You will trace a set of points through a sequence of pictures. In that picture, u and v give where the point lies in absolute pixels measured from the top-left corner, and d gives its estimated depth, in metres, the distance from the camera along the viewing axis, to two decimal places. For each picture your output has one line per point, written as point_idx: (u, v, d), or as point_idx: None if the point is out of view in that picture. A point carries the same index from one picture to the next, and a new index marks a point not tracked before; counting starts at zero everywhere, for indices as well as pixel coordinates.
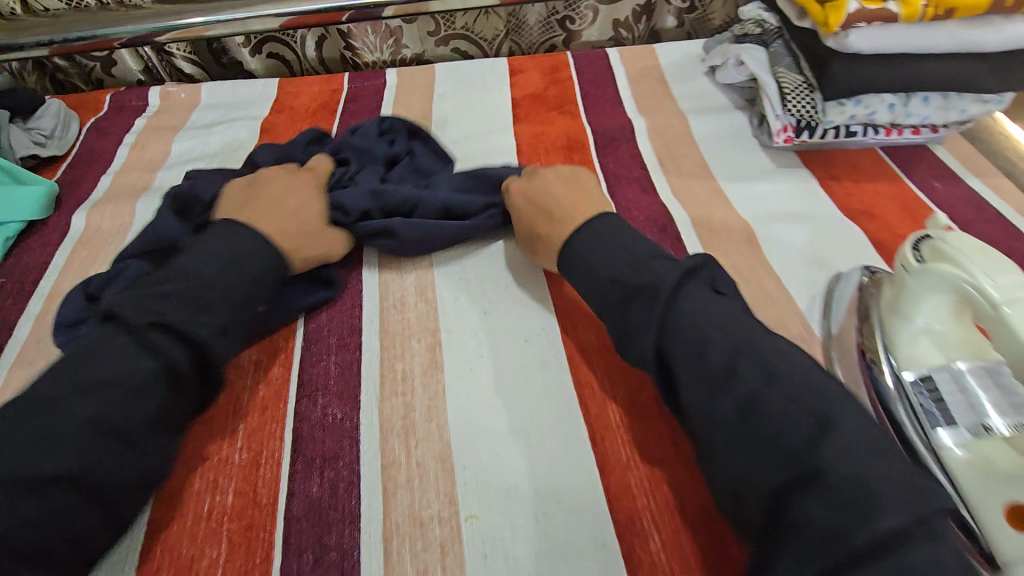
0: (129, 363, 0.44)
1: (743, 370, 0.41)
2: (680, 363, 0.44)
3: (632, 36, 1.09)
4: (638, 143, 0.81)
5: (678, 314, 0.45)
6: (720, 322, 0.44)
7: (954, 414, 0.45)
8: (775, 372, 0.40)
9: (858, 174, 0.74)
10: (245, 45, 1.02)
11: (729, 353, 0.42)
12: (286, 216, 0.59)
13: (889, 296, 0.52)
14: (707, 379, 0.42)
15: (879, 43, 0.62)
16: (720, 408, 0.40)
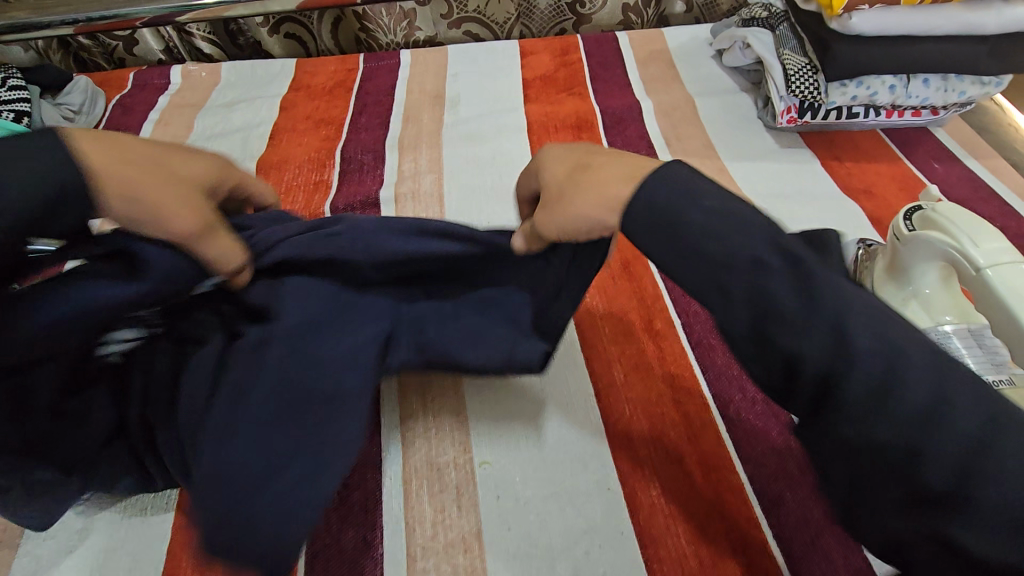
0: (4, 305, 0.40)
1: (912, 382, 0.28)
2: (812, 382, 0.29)
3: (642, 21, 1.11)
4: (646, 124, 0.83)
5: (824, 309, 0.30)
6: (871, 319, 0.30)
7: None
8: (943, 378, 0.28)
9: (859, 154, 0.76)
10: (263, 25, 1.05)
11: (888, 362, 0.29)
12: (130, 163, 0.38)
13: (881, 266, 0.55)
14: (858, 405, 0.28)
15: (882, 26, 0.65)
16: (870, 441, 0.28)
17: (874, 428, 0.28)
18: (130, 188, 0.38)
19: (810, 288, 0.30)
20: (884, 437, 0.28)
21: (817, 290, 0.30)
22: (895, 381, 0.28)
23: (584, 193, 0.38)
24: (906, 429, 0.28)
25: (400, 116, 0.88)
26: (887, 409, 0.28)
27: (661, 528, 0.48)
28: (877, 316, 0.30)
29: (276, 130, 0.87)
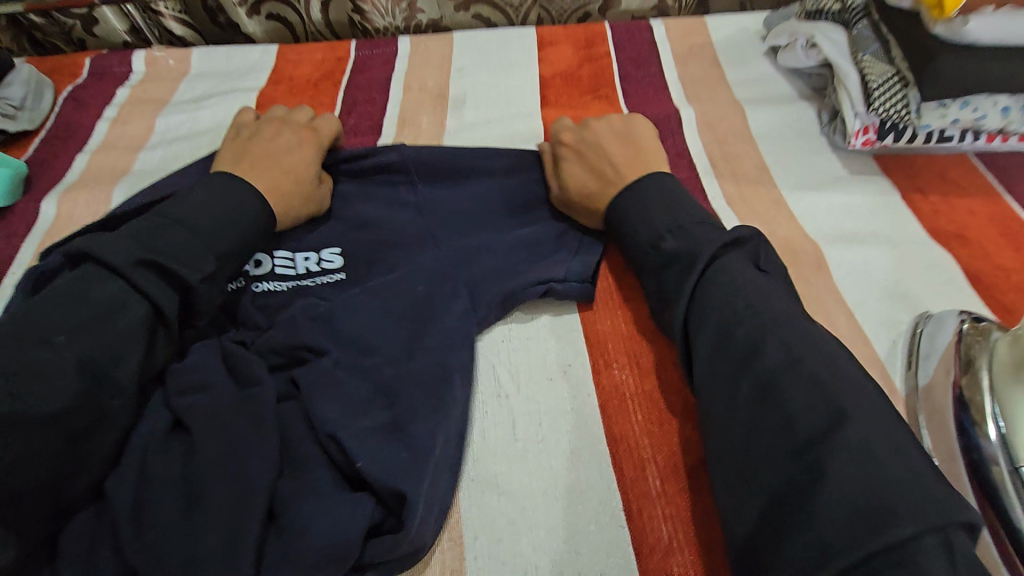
0: (117, 306, 0.43)
1: (770, 345, 0.38)
2: (706, 341, 0.41)
3: (679, 6, 0.96)
4: (686, 137, 0.70)
5: (719, 284, 0.43)
6: (757, 304, 0.41)
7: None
8: (796, 351, 0.37)
9: (947, 186, 0.63)
10: (242, 5, 0.91)
11: (754, 331, 0.39)
12: (275, 172, 0.57)
13: (1009, 352, 0.45)
14: (733, 355, 0.39)
15: (1004, 36, 0.51)
16: (734, 386, 0.38)
17: (739, 374, 0.38)
18: (265, 182, 0.56)
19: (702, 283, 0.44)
20: (746, 383, 0.38)
21: (716, 264, 0.45)
22: (756, 345, 0.39)
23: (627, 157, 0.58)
24: (762, 375, 0.37)
25: (394, 119, 0.75)
26: (750, 362, 0.38)
27: None
28: (766, 306, 0.41)
29: None
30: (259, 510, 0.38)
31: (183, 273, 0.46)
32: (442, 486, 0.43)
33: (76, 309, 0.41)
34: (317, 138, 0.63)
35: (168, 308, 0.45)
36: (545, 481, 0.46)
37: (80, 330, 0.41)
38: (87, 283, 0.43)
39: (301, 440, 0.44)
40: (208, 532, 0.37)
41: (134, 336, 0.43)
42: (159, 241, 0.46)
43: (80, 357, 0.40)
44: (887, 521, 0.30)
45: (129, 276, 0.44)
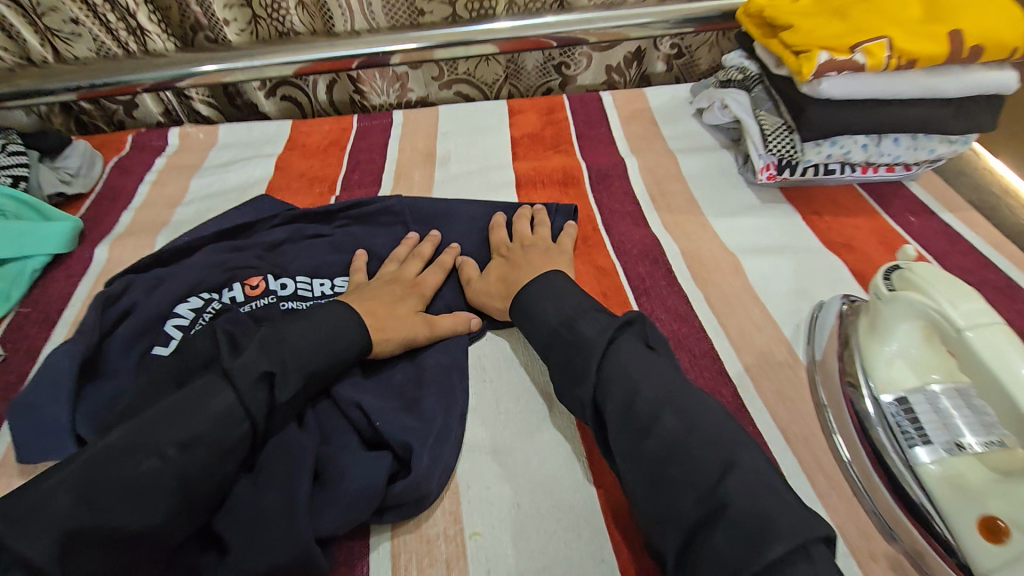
0: (227, 423, 0.45)
1: (665, 415, 0.47)
2: (614, 413, 0.48)
3: (624, 80, 1.18)
4: (631, 180, 0.86)
5: (616, 362, 0.51)
6: (662, 380, 0.49)
7: (931, 434, 0.49)
8: (692, 417, 0.46)
9: (837, 209, 0.79)
10: (261, 89, 1.09)
11: (655, 403, 0.48)
12: (376, 302, 0.62)
13: (864, 323, 0.56)
14: (635, 426, 0.47)
15: (851, 92, 0.68)
16: (643, 450, 0.46)
17: (642, 442, 0.46)
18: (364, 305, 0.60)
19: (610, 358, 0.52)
20: (651, 448, 0.45)
21: (615, 346, 0.53)
22: (656, 413, 0.47)
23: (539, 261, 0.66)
24: (663, 444, 0.45)
25: (392, 174, 0.90)
26: (652, 431, 0.46)
27: None
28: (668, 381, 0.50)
29: (270, 190, 0.89)
30: (305, 474, 0.48)
31: (277, 394, 0.49)
32: (443, 449, 0.54)
33: (188, 421, 0.44)
34: (419, 287, 0.67)
35: (261, 427, 0.47)
36: (525, 442, 0.57)
37: (192, 445, 0.43)
38: (204, 395, 0.45)
39: (326, 417, 0.55)
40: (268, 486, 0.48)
41: (234, 453, 0.45)
42: (270, 355, 0.50)
43: (185, 471, 0.42)
44: (764, 539, 0.38)
45: (245, 395, 0.47)
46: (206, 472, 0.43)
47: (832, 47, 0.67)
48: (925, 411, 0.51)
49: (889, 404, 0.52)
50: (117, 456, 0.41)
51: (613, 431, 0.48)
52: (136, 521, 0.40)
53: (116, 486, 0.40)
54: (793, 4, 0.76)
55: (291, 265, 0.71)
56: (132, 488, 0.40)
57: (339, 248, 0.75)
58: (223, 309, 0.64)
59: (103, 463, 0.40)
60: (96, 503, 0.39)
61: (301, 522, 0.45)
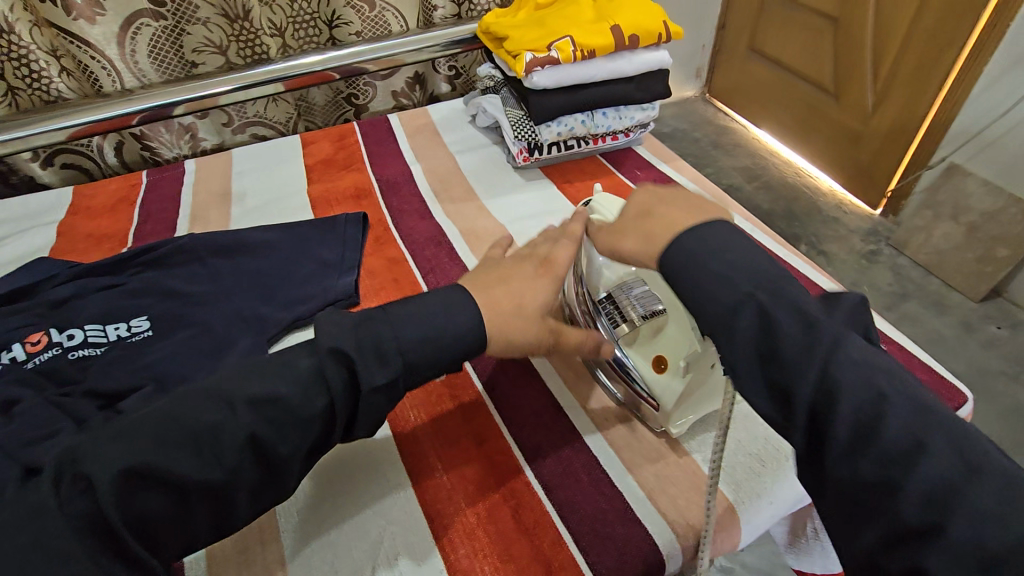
0: (305, 397, 0.45)
1: (929, 442, 0.38)
2: (848, 433, 0.39)
3: (413, 102, 1.31)
4: (417, 183, 0.97)
5: (845, 361, 0.42)
6: (908, 399, 0.40)
7: (625, 312, 0.61)
8: (971, 454, 0.38)
9: (584, 175, 0.97)
10: (34, 160, 1.05)
11: (911, 429, 0.39)
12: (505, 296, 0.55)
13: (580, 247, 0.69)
14: (884, 459, 0.38)
15: (558, 80, 0.85)
16: (898, 488, 0.37)
17: (902, 476, 0.38)
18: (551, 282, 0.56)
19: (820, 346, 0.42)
20: (908, 487, 0.37)
21: (848, 345, 0.43)
22: (919, 444, 0.38)
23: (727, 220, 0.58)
24: (925, 475, 0.37)
25: (187, 217, 0.92)
26: (914, 466, 0.38)
27: (446, 500, 0.54)
28: (910, 391, 0.41)
29: (54, 255, 0.87)
30: None
31: (362, 378, 0.46)
32: None
33: (265, 380, 0.46)
34: (551, 266, 0.59)
35: (339, 408, 0.46)
36: None
37: (261, 407, 0.44)
38: (291, 361, 0.47)
39: None
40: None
41: (309, 427, 0.45)
42: (365, 340, 0.48)
43: (258, 431, 0.44)
44: None
45: (325, 367, 0.46)
46: (275, 438, 0.44)
47: (534, 48, 0.84)
48: (620, 293, 0.62)
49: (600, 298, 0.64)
50: (199, 400, 0.45)
51: (845, 465, 0.39)
52: (197, 471, 0.42)
53: (197, 428, 0.43)
54: (510, 22, 0.93)
55: (78, 316, 0.71)
56: (206, 437, 0.43)
57: (133, 290, 0.76)
58: (4, 367, 0.64)
59: (185, 408, 0.44)
60: (170, 444, 0.42)
61: (227, 519, 0.45)
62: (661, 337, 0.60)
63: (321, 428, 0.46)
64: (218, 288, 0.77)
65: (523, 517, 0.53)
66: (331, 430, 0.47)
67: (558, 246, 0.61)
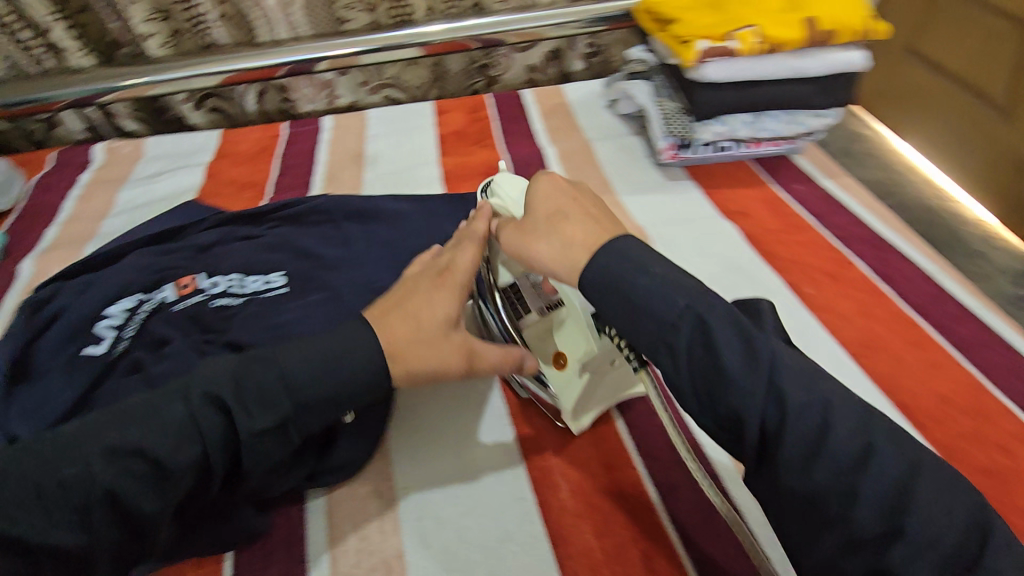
0: (168, 447, 0.40)
1: (881, 445, 0.36)
2: (796, 447, 0.37)
3: (546, 78, 1.25)
4: (550, 167, 0.92)
5: (786, 371, 0.39)
6: (857, 411, 0.38)
7: (529, 304, 0.57)
8: (907, 449, 0.37)
9: (734, 181, 0.87)
10: (187, 101, 1.10)
11: (856, 429, 0.37)
12: (403, 322, 0.47)
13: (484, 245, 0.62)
14: (840, 465, 0.36)
15: (730, 74, 0.76)
16: (852, 493, 0.35)
17: (857, 480, 0.36)
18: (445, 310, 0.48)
19: (758, 361, 0.39)
20: (864, 491, 0.35)
21: (778, 354, 0.40)
22: (867, 449, 0.36)
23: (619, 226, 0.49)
24: (877, 481, 0.36)
25: (322, 175, 0.93)
26: (867, 470, 0.36)
27: (571, 524, 0.51)
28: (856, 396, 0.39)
29: (201, 197, 0.90)
30: None
31: (239, 421, 0.42)
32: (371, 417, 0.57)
33: (135, 430, 0.41)
34: (454, 274, 0.50)
35: (214, 460, 0.42)
36: (450, 404, 0.60)
37: (117, 461, 0.40)
38: (156, 407, 0.42)
39: None
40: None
41: (174, 483, 0.41)
42: (243, 377, 0.43)
43: (115, 490, 0.39)
44: None
45: (196, 413, 0.41)
46: (138, 495, 0.40)
47: (710, 35, 0.75)
48: (524, 283, 0.58)
49: (502, 291, 0.58)
50: (62, 452, 0.40)
51: (796, 477, 0.37)
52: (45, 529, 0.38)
53: (59, 480, 0.39)
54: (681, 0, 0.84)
55: (222, 263, 0.73)
56: (56, 495, 0.39)
57: (272, 245, 0.77)
58: (155, 309, 0.65)
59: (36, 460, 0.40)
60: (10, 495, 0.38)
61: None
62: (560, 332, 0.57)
63: (194, 479, 0.41)
64: (353, 254, 0.77)
65: (654, 564, 0.48)
66: (208, 479, 0.42)
67: (460, 253, 0.52)
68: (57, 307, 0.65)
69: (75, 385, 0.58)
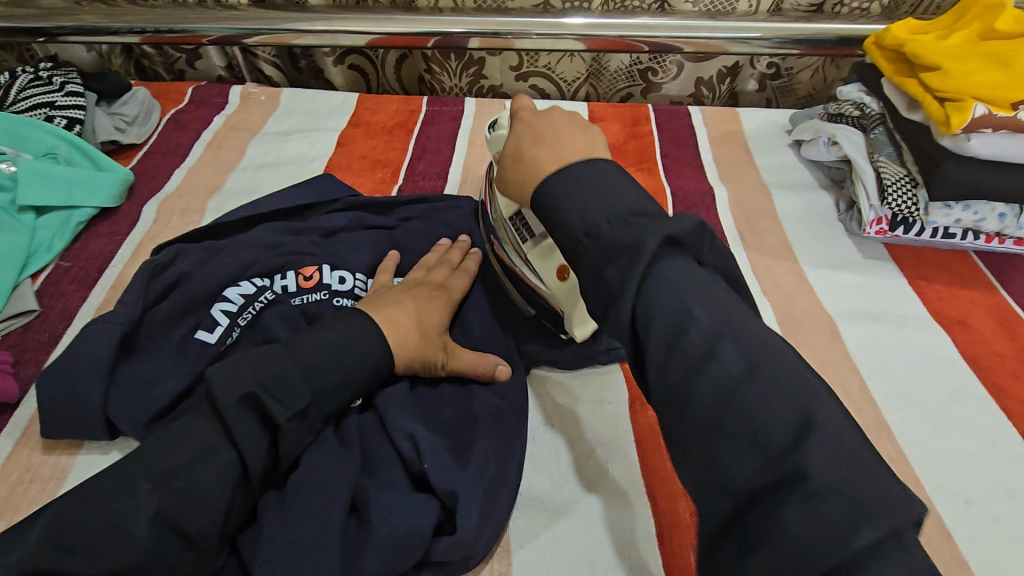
0: (209, 454, 0.40)
1: (724, 347, 0.34)
2: (655, 345, 0.35)
3: (713, 95, 1.09)
4: (719, 213, 0.79)
5: (666, 280, 0.36)
6: (715, 300, 0.36)
7: (529, 229, 0.57)
8: (755, 351, 0.34)
9: (950, 277, 0.70)
10: (330, 55, 1.03)
11: (710, 332, 0.34)
12: (398, 309, 0.52)
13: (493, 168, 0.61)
14: (682, 363, 0.34)
15: (1000, 152, 0.60)
16: (688, 397, 0.33)
17: (693, 385, 0.33)
18: (431, 317, 0.55)
19: (656, 284, 0.36)
20: (699, 397, 0.33)
21: (666, 260, 0.37)
22: (712, 346, 0.34)
23: (574, 146, 0.47)
24: (717, 383, 0.33)
25: (459, 168, 0.84)
26: (705, 369, 0.33)
27: None
28: (737, 319, 0.36)
29: (330, 168, 0.83)
30: (342, 505, 0.44)
31: (274, 409, 0.43)
32: (495, 504, 0.47)
33: (170, 454, 0.40)
34: (447, 292, 0.59)
35: (254, 463, 0.41)
36: (585, 503, 0.51)
37: (162, 479, 0.39)
38: (193, 424, 0.41)
39: (375, 437, 0.49)
40: (299, 521, 0.43)
41: (221, 490, 0.40)
42: (264, 370, 0.43)
43: (161, 513, 0.38)
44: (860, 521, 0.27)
45: (227, 414, 0.41)
46: (191, 510, 0.39)
47: (990, 100, 0.60)
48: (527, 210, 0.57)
49: (507, 220, 0.59)
50: (106, 499, 0.38)
51: (662, 400, 0.35)
52: (106, 565, 0.37)
53: (108, 524, 0.37)
54: (939, 42, 0.67)
55: (348, 256, 0.64)
56: (110, 532, 0.37)
57: (401, 244, 0.68)
58: (274, 300, 0.58)
59: (79, 505, 0.38)
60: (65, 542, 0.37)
61: None
62: (557, 252, 0.56)
63: (238, 482, 0.41)
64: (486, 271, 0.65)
65: None
66: (247, 481, 0.41)
67: (453, 277, 0.61)
68: (177, 277, 0.59)
69: (183, 373, 0.53)
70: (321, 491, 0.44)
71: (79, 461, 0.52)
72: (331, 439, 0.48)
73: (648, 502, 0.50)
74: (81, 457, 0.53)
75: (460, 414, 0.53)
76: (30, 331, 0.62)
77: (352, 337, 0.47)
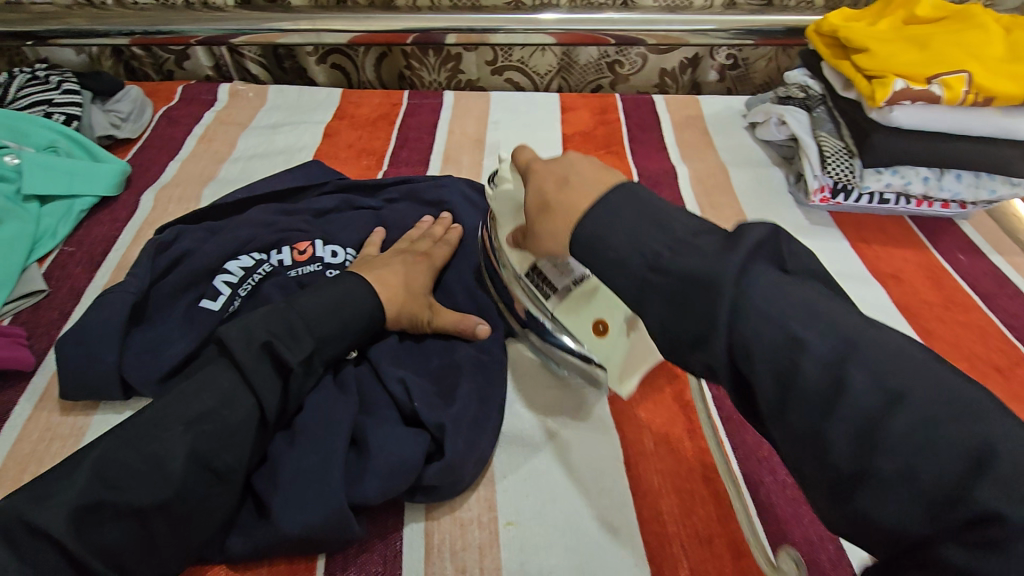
0: (231, 399, 0.45)
1: (853, 376, 0.31)
2: (766, 383, 0.34)
3: (675, 86, 1.17)
4: (680, 189, 0.85)
5: (756, 305, 0.35)
6: (814, 316, 0.34)
7: (552, 281, 0.57)
8: (889, 375, 0.31)
9: (886, 238, 0.77)
10: (313, 54, 1.09)
11: (829, 361, 0.32)
12: (389, 273, 0.58)
13: (497, 220, 0.62)
14: (805, 398, 0.32)
15: (920, 122, 0.68)
16: (821, 436, 0.31)
17: (826, 422, 0.31)
18: (416, 280, 0.60)
19: (743, 310, 0.35)
20: (834, 435, 0.31)
21: (748, 273, 0.35)
22: (836, 376, 0.32)
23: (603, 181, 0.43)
24: (854, 418, 0.30)
25: (440, 155, 0.90)
26: (835, 406, 0.31)
27: None
28: (857, 335, 0.33)
29: (318, 156, 0.89)
30: (343, 438, 0.49)
31: (286, 358, 0.48)
32: (479, 437, 0.53)
33: (195, 401, 0.45)
34: (431, 260, 0.64)
35: (270, 405, 0.47)
36: (560, 438, 0.57)
37: (191, 423, 0.44)
38: (214, 374, 0.46)
39: (370, 385, 0.55)
40: (306, 454, 0.48)
41: (242, 430, 0.45)
42: (274, 326, 0.49)
43: (192, 449, 0.43)
44: None
45: (245, 364, 0.46)
46: (218, 447, 0.44)
47: (909, 75, 0.67)
48: (545, 264, 0.57)
49: (524, 274, 0.59)
50: (139, 439, 0.43)
51: (781, 432, 0.33)
52: (146, 496, 0.41)
53: (143, 460, 0.42)
54: (869, 28, 0.75)
55: (339, 232, 0.70)
56: (145, 466, 0.42)
57: (387, 221, 0.73)
58: (272, 271, 0.63)
59: (115, 446, 0.43)
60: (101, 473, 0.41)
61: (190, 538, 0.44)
62: (593, 301, 0.56)
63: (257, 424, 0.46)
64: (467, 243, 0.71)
65: None
66: (265, 423, 0.47)
67: (436, 247, 0.67)
68: (181, 254, 0.64)
69: (191, 337, 0.58)
70: (323, 429, 0.50)
71: (95, 421, 0.57)
72: (331, 386, 0.53)
73: (615, 434, 0.57)
74: (96, 417, 0.57)
75: (445, 363, 0.58)
76: (41, 309, 0.66)
77: (351, 295, 0.53)
